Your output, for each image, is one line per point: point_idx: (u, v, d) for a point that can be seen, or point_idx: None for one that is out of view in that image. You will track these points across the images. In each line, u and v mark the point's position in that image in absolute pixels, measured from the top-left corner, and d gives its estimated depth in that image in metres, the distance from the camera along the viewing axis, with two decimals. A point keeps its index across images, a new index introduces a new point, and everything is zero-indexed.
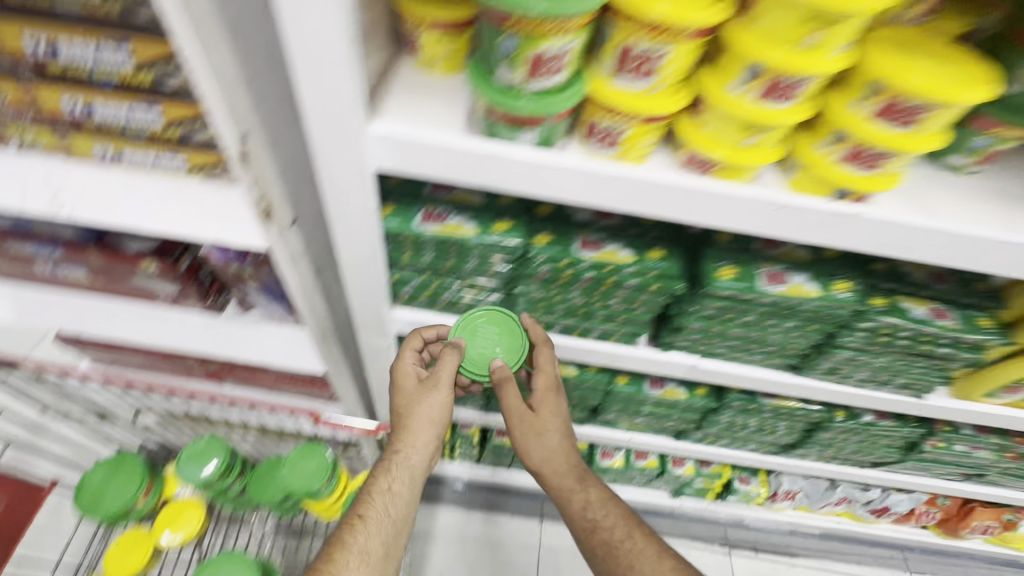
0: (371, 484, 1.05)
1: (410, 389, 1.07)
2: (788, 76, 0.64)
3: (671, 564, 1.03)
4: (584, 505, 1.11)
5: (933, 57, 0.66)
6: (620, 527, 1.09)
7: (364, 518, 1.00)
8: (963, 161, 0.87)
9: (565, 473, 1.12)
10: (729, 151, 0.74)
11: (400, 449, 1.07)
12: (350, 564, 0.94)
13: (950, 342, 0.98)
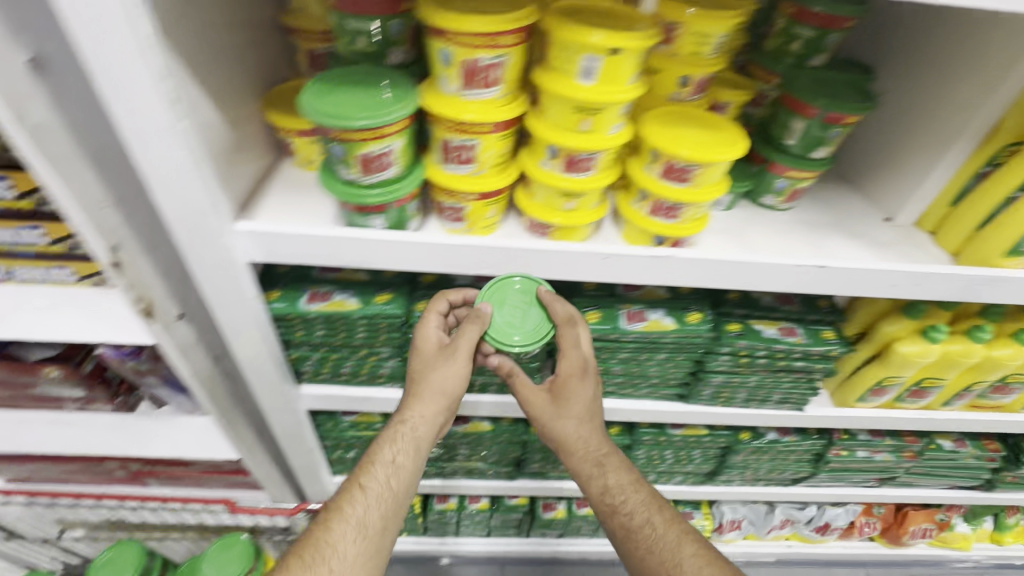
0: (374, 456, 0.98)
1: (422, 357, 0.98)
2: (578, 153, 0.77)
3: (692, 554, 0.93)
4: (603, 490, 1.01)
5: (695, 127, 0.82)
6: (643, 508, 1.00)
7: (363, 492, 0.95)
8: (775, 200, 1.06)
9: (587, 453, 1.02)
10: (558, 215, 0.87)
11: (407, 422, 0.98)
12: (342, 535, 0.92)
13: (802, 356, 1.09)
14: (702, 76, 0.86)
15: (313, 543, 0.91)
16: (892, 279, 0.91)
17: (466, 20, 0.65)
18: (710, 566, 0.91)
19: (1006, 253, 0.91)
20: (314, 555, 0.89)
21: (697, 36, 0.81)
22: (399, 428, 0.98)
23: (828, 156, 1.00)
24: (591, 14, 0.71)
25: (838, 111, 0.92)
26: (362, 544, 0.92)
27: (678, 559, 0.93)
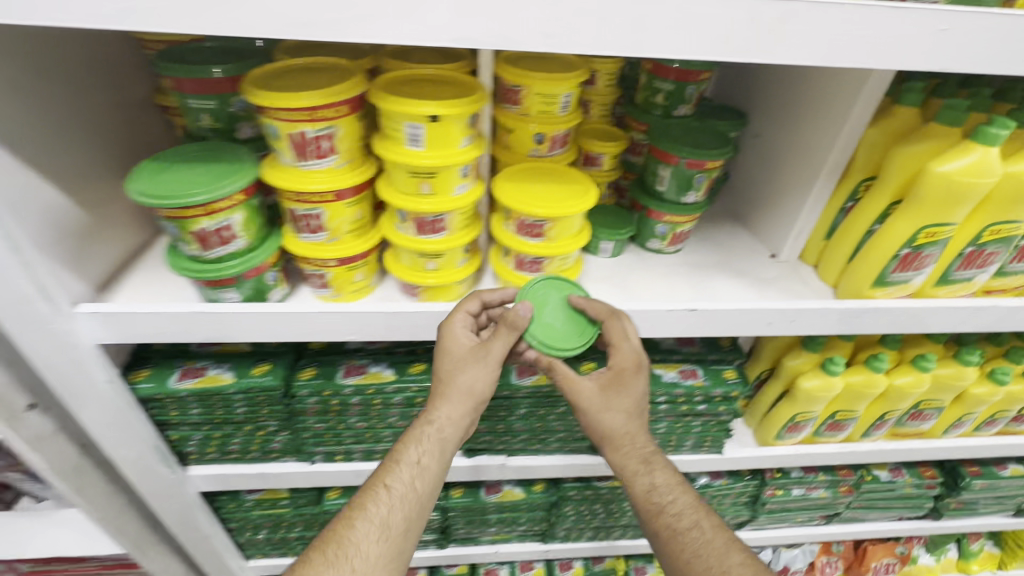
0: (405, 449, 0.86)
1: (455, 349, 0.84)
2: (426, 215, 0.77)
3: (738, 560, 0.82)
4: (649, 489, 0.88)
5: (547, 182, 0.83)
6: (690, 509, 0.88)
7: (387, 492, 0.84)
8: (660, 244, 1.07)
9: (630, 452, 0.89)
10: (422, 276, 0.86)
11: (433, 419, 0.85)
12: (360, 534, 0.81)
13: (704, 399, 1.07)
14: (555, 133, 0.88)
15: (330, 542, 0.81)
16: (766, 317, 0.91)
17: (283, 96, 0.66)
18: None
19: (872, 284, 0.92)
20: (330, 557, 0.79)
21: (541, 97, 0.84)
22: (427, 423, 0.86)
23: (701, 200, 1.03)
24: (419, 84, 0.73)
25: (698, 156, 0.95)
26: (383, 545, 0.82)
27: (726, 567, 0.81)
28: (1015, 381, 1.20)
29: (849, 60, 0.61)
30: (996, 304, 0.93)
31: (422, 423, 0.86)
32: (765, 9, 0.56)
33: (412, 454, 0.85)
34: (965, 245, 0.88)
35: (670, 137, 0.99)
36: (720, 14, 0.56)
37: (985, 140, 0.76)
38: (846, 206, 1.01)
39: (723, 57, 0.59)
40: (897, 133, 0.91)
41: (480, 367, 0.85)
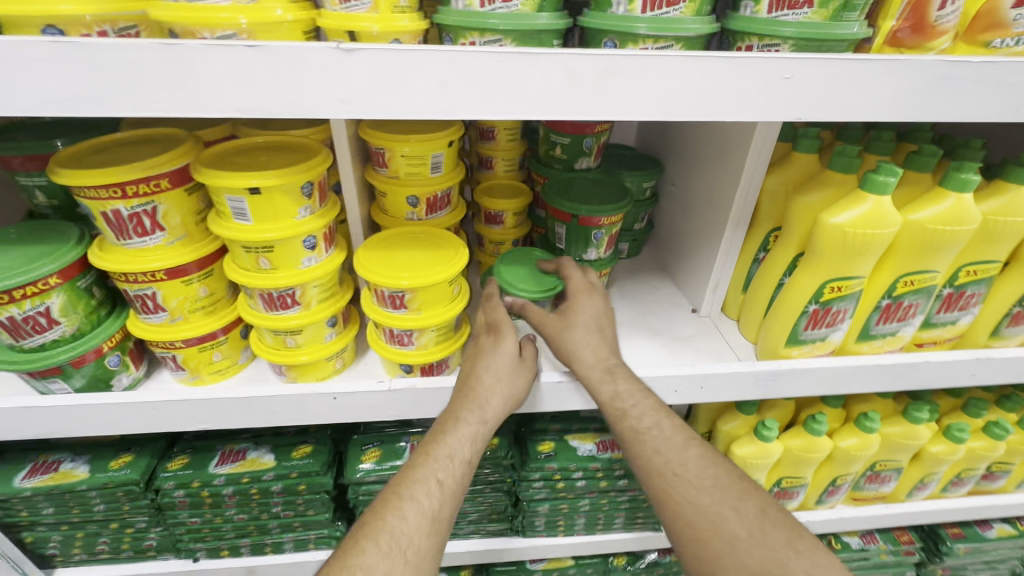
0: (454, 440, 0.71)
1: (505, 348, 0.77)
2: (271, 290, 0.71)
3: (698, 451, 0.74)
4: (614, 399, 0.76)
5: (413, 249, 0.77)
6: (651, 410, 0.76)
7: (441, 486, 0.68)
8: None
9: (592, 363, 0.78)
10: (286, 355, 0.78)
11: (486, 411, 0.73)
12: (409, 528, 0.64)
13: (625, 473, 0.97)
14: (430, 195, 0.83)
15: (380, 532, 0.62)
16: (673, 384, 0.82)
17: (85, 174, 0.60)
18: (720, 469, 0.73)
19: (787, 341, 0.84)
20: (385, 552, 0.61)
21: (406, 159, 0.79)
22: (478, 413, 0.73)
23: (604, 255, 0.97)
24: (255, 153, 0.68)
25: (594, 213, 0.91)
26: (435, 539, 0.65)
27: (682, 460, 0.73)
28: (976, 436, 1.09)
29: (692, 114, 0.56)
30: (926, 360, 0.84)
31: (474, 414, 0.73)
32: (582, 64, 0.52)
33: (462, 447, 0.71)
34: (880, 296, 0.81)
35: (566, 195, 0.95)
36: (534, 72, 0.52)
37: (875, 188, 0.70)
38: (759, 257, 0.94)
39: (550, 116, 0.54)
40: (797, 182, 0.85)
41: (520, 363, 0.77)
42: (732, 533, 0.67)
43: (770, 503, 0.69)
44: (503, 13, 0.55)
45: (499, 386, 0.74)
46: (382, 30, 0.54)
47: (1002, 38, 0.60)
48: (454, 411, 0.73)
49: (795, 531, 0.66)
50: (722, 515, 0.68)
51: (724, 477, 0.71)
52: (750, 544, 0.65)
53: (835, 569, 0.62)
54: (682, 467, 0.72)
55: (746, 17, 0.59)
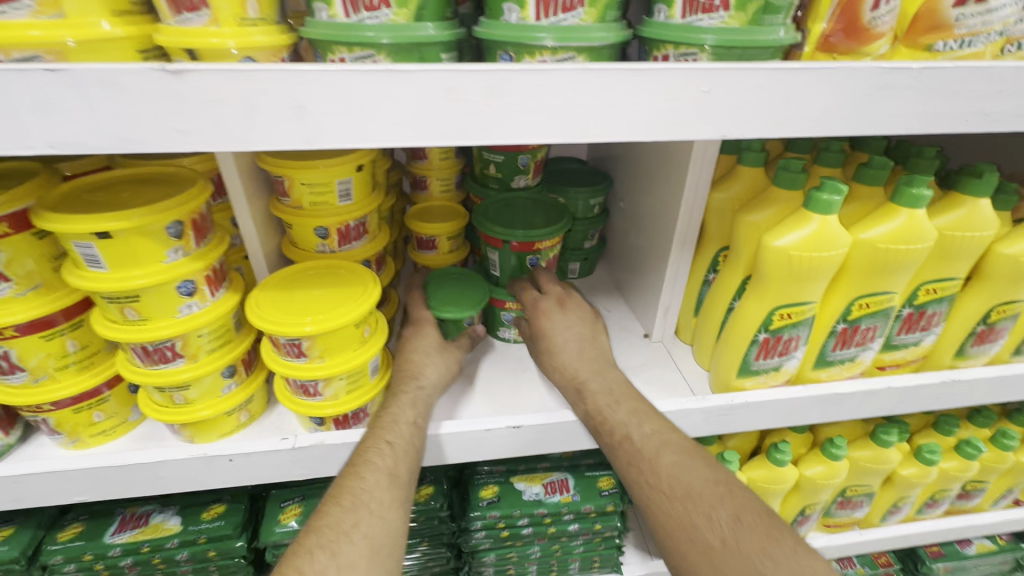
0: (396, 407, 0.69)
1: (428, 333, 0.79)
2: (143, 343, 0.62)
3: (671, 457, 0.65)
4: (586, 417, 0.71)
5: (317, 288, 0.70)
6: (622, 419, 0.69)
7: (393, 446, 0.65)
8: (510, 334, 0.92)
9: (567, 380, 0.74)
10: (188, 411, 0.68)
11: (422, 379, 0.73)
12: (368, 486, 0.61)
13: (575, 517, 0.90)
14: (343, 225, 0.75)
15: (341, 493, 0.60)
16: None
17: None
18: (697, 474, 0.64)
19: (739, 372, 0.77)
20: (348, 509, 0.59)
21: (309, 187, 0.71)
22: (414, 382, 0.73)
23: None
24: (119, 189, 0.61)
25: (531, 239, 0.84)
26: (398, 492, 0.63)
27: (654, 470, 0.65)
28: (948, 456, 1.03)
29: (600, 135, 0.49)
30: (889, 386, 0.77)
31: (411, 383, 0.72)
32: (463, 82, 0.44)
33: (406, 411, 0.68)
34: (836, 321, 0.74)
35: (501, 219, 0.88)
36: (408, 93, 0.44)
37: (820, 207, 0.64)
38: (709, 278, 0.87)
39: (434, 142, 0.47)
40: (743, 198, 0.78)
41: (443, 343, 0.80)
42: (706, 543, 0.59)
43: (745, 506, 0.60)
44: (376, 24, 0.47)
45: (430, 360, 0.76)
46: (233, 46, 0.46)
47: (945, 40, 0.54)
48: (392, 387, 0.72)
49: (771, 534, 0.58)
50: (697, 526, 0.60)
51: (699, 483, 0.63)
52: (726, 555, 0.58)
53: (814, 569, 0.55)
54: (653, 477, 0.64)
55: (659, 23, 0.52)
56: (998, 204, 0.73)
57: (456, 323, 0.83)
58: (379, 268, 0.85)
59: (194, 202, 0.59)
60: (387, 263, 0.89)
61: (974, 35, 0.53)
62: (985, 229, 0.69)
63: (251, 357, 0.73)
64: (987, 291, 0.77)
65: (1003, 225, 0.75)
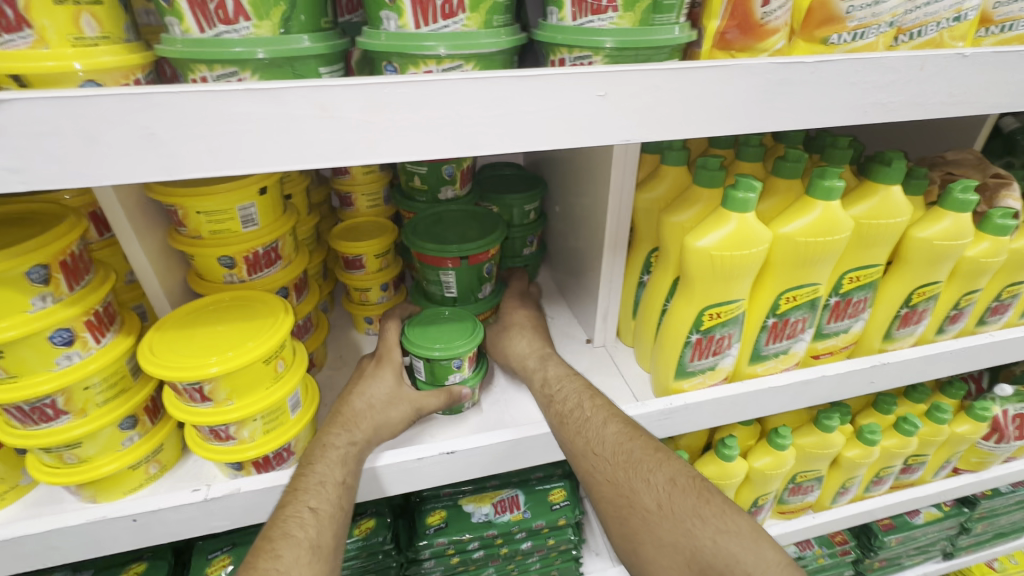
0: (321, 466, 0.63)
1: (387, 378, 0.75)
2: (20, 402, 0.56)
3: (616, 425, 0.68)
4: (545, 383, 0.76)
5: (224, 324, 0.64)
6: (575, 391, 0.73)
7: (317, 512, 0.60)
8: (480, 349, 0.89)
9: (526, 354, 0.82)
10: (89, 468, 0.61)
11: (356, 433, 0.67)
12: (287, 565, 0.55)
13: (527, 534, 0.87)
14: (250, 253, 0.70)
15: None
16: (554, 440, 0.72)
17: None
18: (637, 440, 0.66)
19: (675, 375, 0.76)
20: None
21: (207, 215, 0.65)
22: (346, 436, 0.67)
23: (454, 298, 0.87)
24: None
25: (465, 253, 0.82)
26: (321, 565, 0.57)
27: (598, 437, 0.67)
28: (888, 434, 1.06)
29: (494, 148, 0.46)
30: (823, 375, 0.78)
31: (343, 437, 0.67)
32: (337, 98, 0.41)
33: (332, 471, 0.63)
34: (765, 316, 0.74)
35: (432, 234, 0.85)
36: (275, 113, 0.40)
37: (737, 205, 0.64)
38: (644, 279, 0.86)
39: (312, 163, 0.43)
40: (668, 198, 0.78)
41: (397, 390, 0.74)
42: (644, 507, 0.62)
43: (681, 471, 0.64)
44: (239, 38, 0.43)
45: (372, 413, 0.70)
46: (77, 69, 0.41)
47: (839, 34, 0.53)
48: (321, 438, 0.67)
49: (704, 497, 0.61)
50: (637, 489, 0.63)
51: (638, 449, 0.65)
52: (660, 518, 0.60)
53: (740, 526, 0.58)
54: (597, 442, 0.66)
55: (553, 25, 0.51)
56: (910, 189, 0.75)
57: (442, 364, 0.75)
58: (299, 294, 0.79)
59: (63, 241, 0.54)
60: (310, 288, 0.84)
61: (865, 27, 0.53)
62: (899, 215, 0.70)
63: (158, 403, 0.67)
64: (907, 275, 0.78)
65: (915, 210, 0.77)
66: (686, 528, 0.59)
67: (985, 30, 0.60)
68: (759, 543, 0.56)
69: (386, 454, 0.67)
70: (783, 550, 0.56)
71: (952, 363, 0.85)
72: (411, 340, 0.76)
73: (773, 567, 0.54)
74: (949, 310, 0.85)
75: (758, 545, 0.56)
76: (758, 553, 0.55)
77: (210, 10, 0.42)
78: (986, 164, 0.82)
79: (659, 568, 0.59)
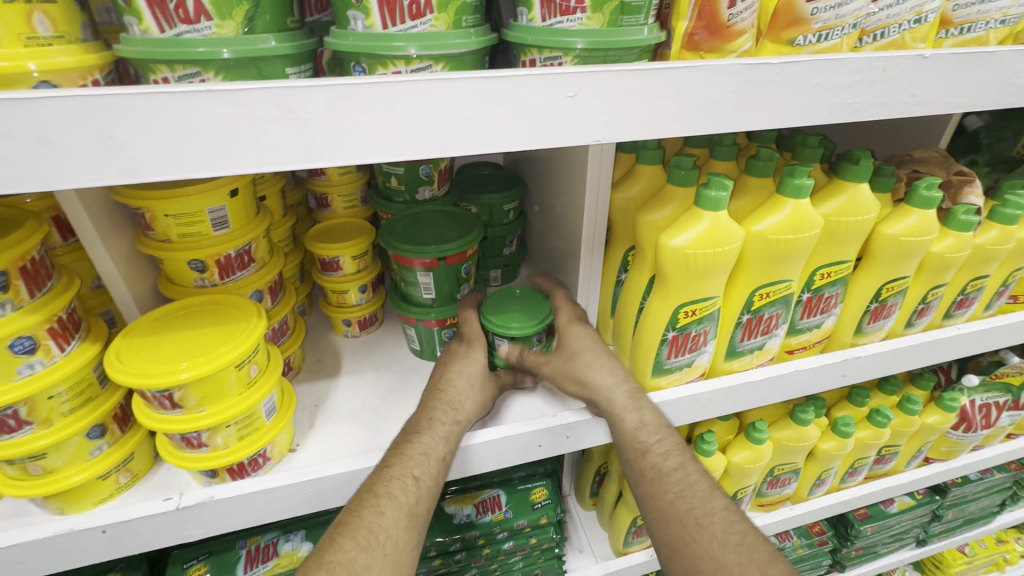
0: (430, 439, 0.66)
1: (479, 358, 0.77)
2: None
3: (721, 505, 0.68)
4: (636, 430, 0.69)
5: (198, 328, 0.63)
6: (665, 431, 0.70)
7: (419, 483, 0.63)
8: None
9: (612, 387, 0.71)
10: (55, 479, 0.60)
11: (461, 412, 0.70)
12: (387, 524, 0.59)
13: (509, 534, 0.88)
14: (221, 257, 0.69)
15: (357, 528, 0.58)
16: (534, 440, 0.72)
17: None
18: (718, 508, 0.67)
19: (653, 372, 0.77)
20: (363, 548, 0.57)
21: (176, 218, 0.64)
22: (452, 414, 0.69)
23: (430, 301, 0.86)
24: None
25: (443, 253, 0.81)
26: (410, 534, 0.61)
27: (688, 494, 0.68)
28: (862, 426, 1.09)
29: (463, 150, 0.46)
30: (797, 370, 0.79)
31: (449, 416, 0.69)
32: (302, 99, 0.40)
33: (441, 447, 0.66)
34: (740, 313, 0.75)
35: (410, 235, 0.84)
36: (237, 116, 0.40)
37: (710, 204, 0.64)
38: (621, 278, 0.86)
39: (279, 165, 0.42)
40: (643, 198, 0.78)
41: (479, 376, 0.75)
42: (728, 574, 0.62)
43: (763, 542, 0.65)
44: (201, 38, 0.42)
45: (469, 392, 0.73)
46: (31, 70, 0.40)
47: (804, 35, 0.54)
48: (429, 413, 0.69)
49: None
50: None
51: (720, 513, 0.67)
52: None
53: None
54: (704, 518, 0.66)
55: (523, 26, 0.51)
56: (877, 186, 0.77)
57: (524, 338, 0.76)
58: (274, 297, 0.78)
59: (23, 246, 0.52)
60: (286, 291, 0.82)
61: (830, 29, 0.55)
62: (867, 212, 0.72)
63: (127, 412, 0.65)
64: (877, 271, 0.80)
65: (883, 207, 0.78)
66: None
67: (945, 32, 0.61)
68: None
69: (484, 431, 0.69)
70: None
71: (922, 356, 0.87)
72: (490, 317, 0.77)
73: None
74: (917, 305, 0.87)
75: None
76: None
77: (169, 9, 0.41)
78: (950, 162, 0.85)
79: None
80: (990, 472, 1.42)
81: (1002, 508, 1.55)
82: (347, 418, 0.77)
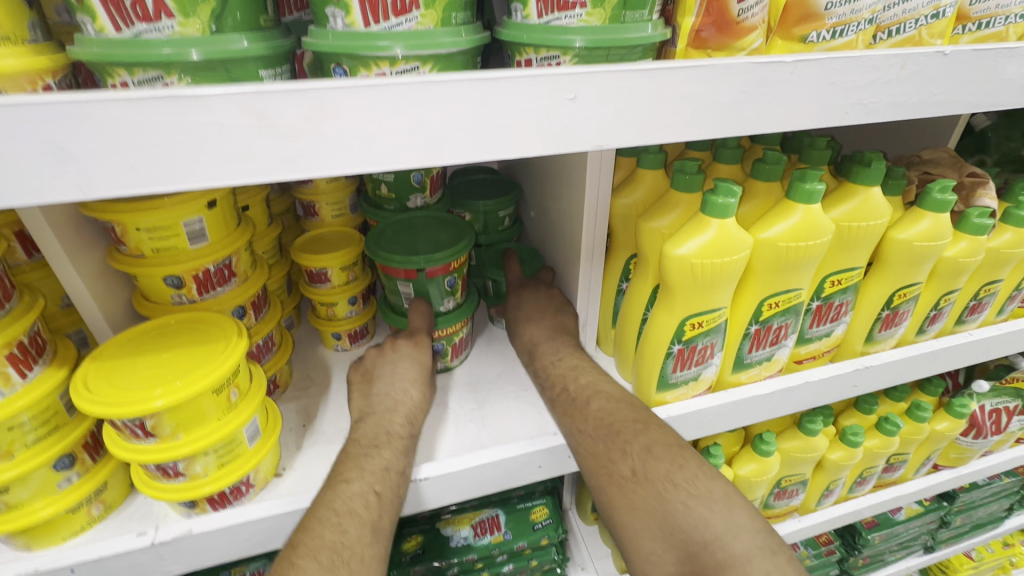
0: (384, 451, 0.63)
1: (411, 358, 0.75)
2: None
3: (600, 402, 0.69)
4: (537, 374, 0.79)
5: (167, 346, 0.60)
6: (568, 367, 0.75)
7: (381, 497, 0.59)
8: (446, 360, 0.84)
9: (523, 345, 0.84)
10: (22, 514, 0.55)
11: (398, 414, 0.69)
12: (351, 540, 0.55)
13: (509, 556, 0.84)
14: (200, 272, 0.65)
15: (318, 550, 0.53)
16: (533, 460, 0.68)
17: None
18: (618, 415, 0.67)
19: (657, 387, 0.73)
20: (328, 568, 0.53)
21: (149, 232, 0.60)
22: (392, 416, 0.68)
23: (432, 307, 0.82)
24: None
25: (435, 264, 0.77)
26: (378, 547, 0.58)
27: (582, 414, 0.68)
28: (870, 434, 1.06)
29: (455, 157, 0.42)
30: (807, 382, 0.76)
31: (389, 419, 0.68)
32: (274, 105, 0.36)
33: (398, 459, 0.63)
34: (747, 323, 0.72)
35: (400, 244, 0.80)
36: (201, 123, 0.36)
37: (717, 211, 0.61)
38: (623, 287, 0.82)
39: (251, 177, 0.39)
40: (645, 204, 0.75)
41: (423, 373, 0.75)
42: (620, 475, 0.63)
43: (658, 440, 0.64)
44: (163, 38, 0.39)
45: (400, 397, 0.71)
46: None
47: (818, 31, 0.51)
48: (375, 422, 0.68)
49: (678, 462, 0.62)
50: (613, 459, 0.64)
51: (618, 422, 0.66)
52: (635, 483, 0.62)
53: (712, 491, 0.60)
54: (582, 421, 0.68)
55: (517, 24, 0.47)
56: (889, 189, 0.74)
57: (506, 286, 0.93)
58: (258, 313, 0.74)
59: None
60: (271, 304, 0.78)
61: (845, 24, 0.51)
62: (880, 217, 0.68)
63: (98, 438, 0.61)
64: (888, 277, 0.77)
65: (895, 211, 0.75)
66: (657, 492, 0.61)
67: (962, 28, 0.58)
68: (730, 508, 0.59)
69: (433, 464, 0.65)
70: (754, 515, 0.59)
71: (933, 364, 0.85)
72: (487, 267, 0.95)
73: (743, 530, 0.57)
74: (929, 311, 0.84)
75: (729, 510, 0.59)
76: (727, 516, 0.58)
77: (126, 6, 0.38)
78: (962, 163, 0.82)
79: (631, 529, 0.62)
80: (997, 477, 1.40)
81: (1009, 512, 1.52)
82: (336, 439, 0.73)
